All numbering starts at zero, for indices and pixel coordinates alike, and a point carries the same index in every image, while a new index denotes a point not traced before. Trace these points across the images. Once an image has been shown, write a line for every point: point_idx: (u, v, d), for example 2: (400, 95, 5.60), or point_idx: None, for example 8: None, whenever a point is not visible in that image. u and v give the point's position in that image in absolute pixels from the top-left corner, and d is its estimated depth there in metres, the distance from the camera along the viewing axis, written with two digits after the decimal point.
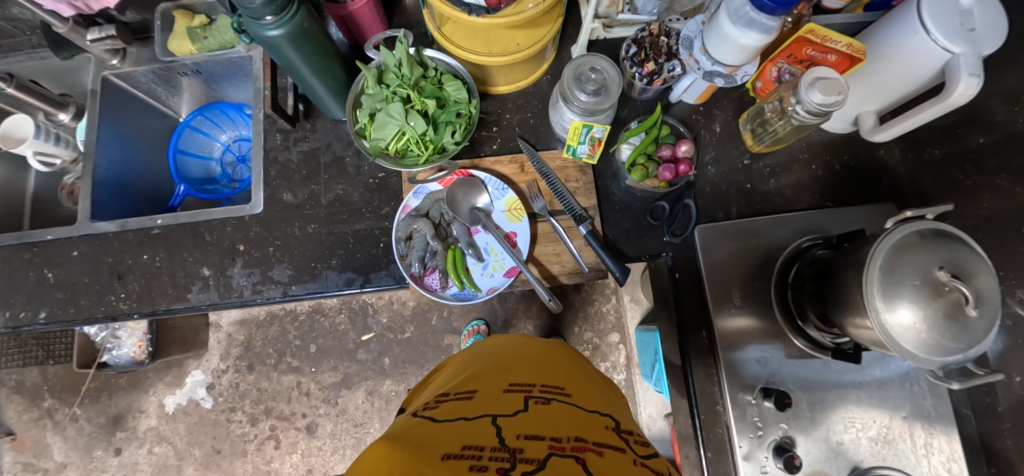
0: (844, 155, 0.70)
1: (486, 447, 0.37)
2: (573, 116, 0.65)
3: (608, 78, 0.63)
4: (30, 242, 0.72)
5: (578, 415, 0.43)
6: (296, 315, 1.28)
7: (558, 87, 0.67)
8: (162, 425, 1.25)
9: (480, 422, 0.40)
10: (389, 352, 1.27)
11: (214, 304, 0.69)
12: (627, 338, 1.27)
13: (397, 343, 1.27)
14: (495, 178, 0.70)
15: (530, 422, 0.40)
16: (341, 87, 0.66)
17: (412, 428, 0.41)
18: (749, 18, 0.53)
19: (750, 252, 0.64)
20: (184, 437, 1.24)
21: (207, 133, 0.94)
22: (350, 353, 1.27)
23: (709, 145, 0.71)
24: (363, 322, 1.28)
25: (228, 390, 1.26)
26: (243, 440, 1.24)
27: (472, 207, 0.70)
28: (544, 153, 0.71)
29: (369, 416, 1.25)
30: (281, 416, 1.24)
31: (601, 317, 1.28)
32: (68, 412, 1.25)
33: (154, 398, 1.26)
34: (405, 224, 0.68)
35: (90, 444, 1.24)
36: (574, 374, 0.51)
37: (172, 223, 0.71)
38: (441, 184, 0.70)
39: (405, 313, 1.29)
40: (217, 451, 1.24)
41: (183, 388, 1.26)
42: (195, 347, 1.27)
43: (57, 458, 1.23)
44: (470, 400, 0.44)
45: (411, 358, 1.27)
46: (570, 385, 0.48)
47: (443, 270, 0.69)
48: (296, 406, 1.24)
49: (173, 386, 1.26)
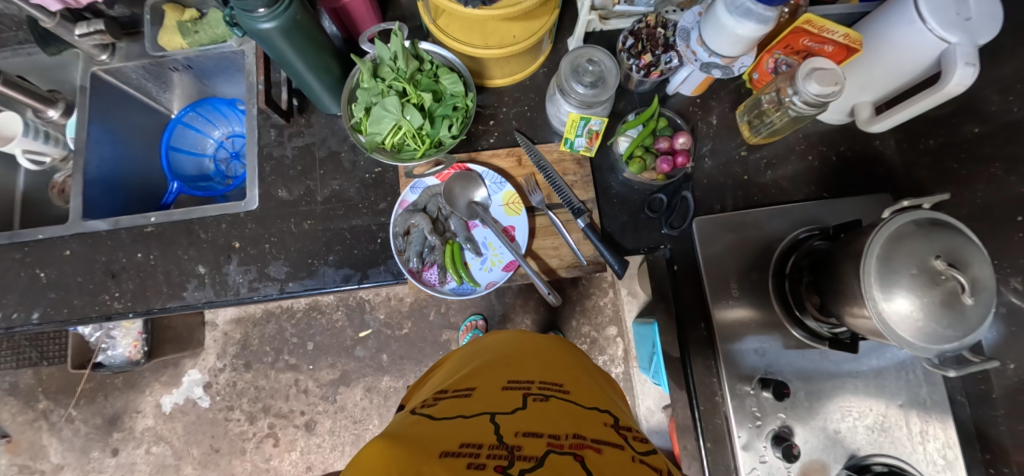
0: (840, 146, 0.70)
1: (483, 444, 0.37)
2: (571, 108, 0.65)
3: (605, 71, 0.63)
4: (20, 242, 0.71)
5: (576, 413, 0.43)
6: (293, 313, 1.27)
7: (554, 80, 0.67)
8: (160, 424, 1.24)
9: (477, 420, 0.40)
10: (387, 348, 1.27)
11: (210, 302, 0.69)
12: (625, 331, 1.27)
13: (395, 339, 1.27)
14: (492, 172, 0.69)
15: (528, 419, 0.40)
16: (335, 79, 0.65)
17: (408, 426, 0.41)
18: (746, 9, 0.53)
19: (747, 244, 0.64)
20: (182, 436, 1.24)
21: (199, 130, 0.92)
22: (348, 350, 1.26)
23: (706, 138, 0.71)
24: (360, 319, 1.28)
25: (225, 388, 1.25)
26: (242, 438, 1.24)
27: (470, 202, 0.69)
28: (541, 146, 0.71)
29: (368, 413, 1.24)
30: (279, 413, 1.24)
31: (598, 311, 1.28)
32: (62, 415, 1.24)
33: (151, 398, 1.25)
34: (402, 219, 0.67)
35: (87, 445, 1.23)
36: (573, 370, 0.51)
37: (166, 221, 0.70)
38: (438, 179, 0.70)
39: (402, 309, 1.28)
40: (215, 450, 1.23)
41: (179, 387, 1.25)
42: (190, 346, 1.26)
43: (54, 459, 1.23)
44: (467, 397, 0.44)
45: (410, 354, 1.26)
46: (569, 382, 0.48)
47: (442, 265, 0.68)
48: (295, 404, 1.24)
49: (169, 385, 1.25)
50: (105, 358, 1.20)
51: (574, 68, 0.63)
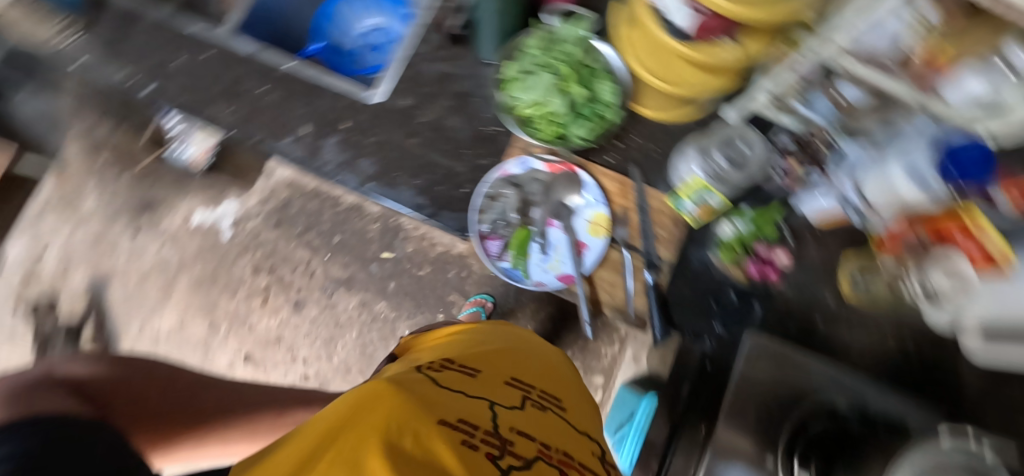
0: (923, 348, 0.66)
1: (479, 428, 0.38)
2: (698, 172, 0.64)
3: (750, 153, 0.65)
4: (173, 24, 0.76)
5: (568, 431, 0.43)
6: (337, 202, 1.29)
7: (695, 137, 0.67)
8: (181, 231, 1.32)
9: (476, 402, 0.41)
10: (397, 278, 1.28)
11: (297, 163, 0.73)
12: (608, 386, 1.26)
13: (408, 275, 1.28)
14: (597, 188, 0.68)
15: (524, 419, 0.41)
16: (505, 26, 0.66)
17: (417, 382, 0.43)
18: (922, 175, 0.49)
19: (786, 381, 0.58)
20: (192, 254, 1.32)
21: (357, 10, 0.93)
22: (365, 260, 1.28)
23: (802, 268, 0.69)
24: (389, 240, 1.28)
25: (247, 235, 1.31)
26: (239, 283, 1.30)
27: (561, 202, 0.70)
28: (649, 188, 0.70)
29: (351, 323, 1.28)
30: (279, 279, 1.30)
31: (596, 355, 1.26)
32: (110, 176, 1.33)
33: (188, 204, 1.33)
34: (495, 185, 0.69)
35: (117, 213, 1.32)
36: (574, 390, 0.51)
37: (297, 72, 0.74)
38: (547, 167, 0.69)
39: (428, 254, 1.26)
40: (213, 280, 1.31)
41: (215, 210, 1.32)
42: (243, 180, 1.32)
43: (87, 208, 1.33)
44: (475, 382, 0.45)
45: (413, 294, 1.28)
46: (567, 398, 0.49)
47: (507, 242, 0.70)
48: (295, 279, 1.29)
49: (209, 203, 1.32)
50: (169, 151, 1.28)
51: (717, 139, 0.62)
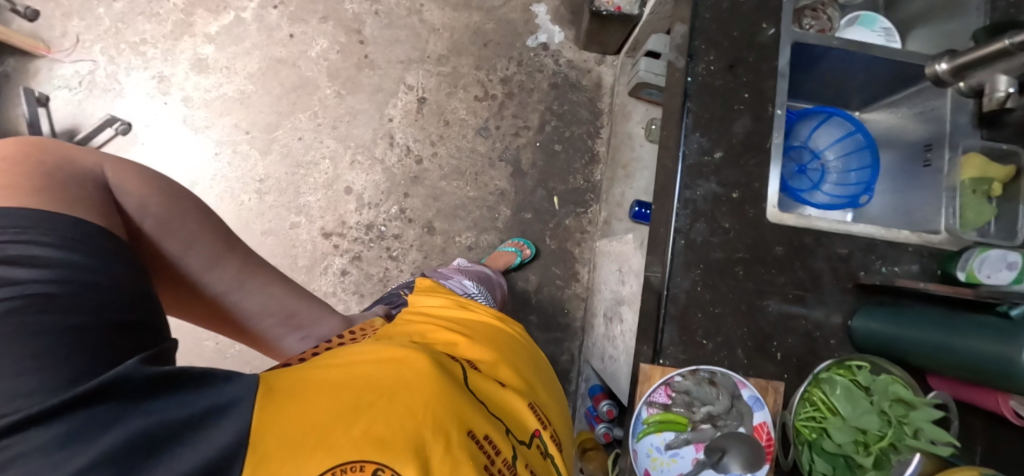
0: None
1: (499, 458, 0.48)
2: (877, 319, 0.63)
3: (941, 246, 0.70)
4: None
5: (542, 455, 0.58)
6: (625, 51, 1.41)
7: (887, 237, 0.68)
8: (450, 36, 1.46)
9: (494, 428, 0.51)
10: (562, 193, 1.42)
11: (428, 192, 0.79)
12: (581, 343, 1.38)
13: (572, 190, 1.42)
14: (767, 412, 0.61)
15: (526, 458, 0.54)
16: (709, 120, 0.67)
17: (449, 373, 0.52)
18: None
19: None
20: (459, 36, 1.46)
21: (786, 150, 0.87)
22: (558, 171, 1.42)
23: None
24: (565, 167, 1.43)
25: (501, 70, 1.45)
26: (412, 58, 1.45)
27: (729, 418, 0.61)
28: (808, 320, 0.66)
29: (465, 203, 1.41)
30: (438, 130, 1.42)
31: (569, 315, 1.40)
32: (278, 47, 1.45)
33: (520, 5, 1.47)
34: (684, 375, 0.62)
35: None
36: (545, 402, 0.67)
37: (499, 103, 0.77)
38: (736, 383, 0.62)
39: (602, 187, 1.43)
40: (408, 27, 1.46)
41: (547, 28, 1.47)
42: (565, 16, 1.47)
43: None
44: (491, 399, 0.56)
45: (574, 210, 1.42)
46: (543, 409, 0.64)
47: (651, 418, 0.61)
48: (448, 146, 1.42)
49: (535, 18, 1.47)
50: None
51: (859, 287, 0.67)
